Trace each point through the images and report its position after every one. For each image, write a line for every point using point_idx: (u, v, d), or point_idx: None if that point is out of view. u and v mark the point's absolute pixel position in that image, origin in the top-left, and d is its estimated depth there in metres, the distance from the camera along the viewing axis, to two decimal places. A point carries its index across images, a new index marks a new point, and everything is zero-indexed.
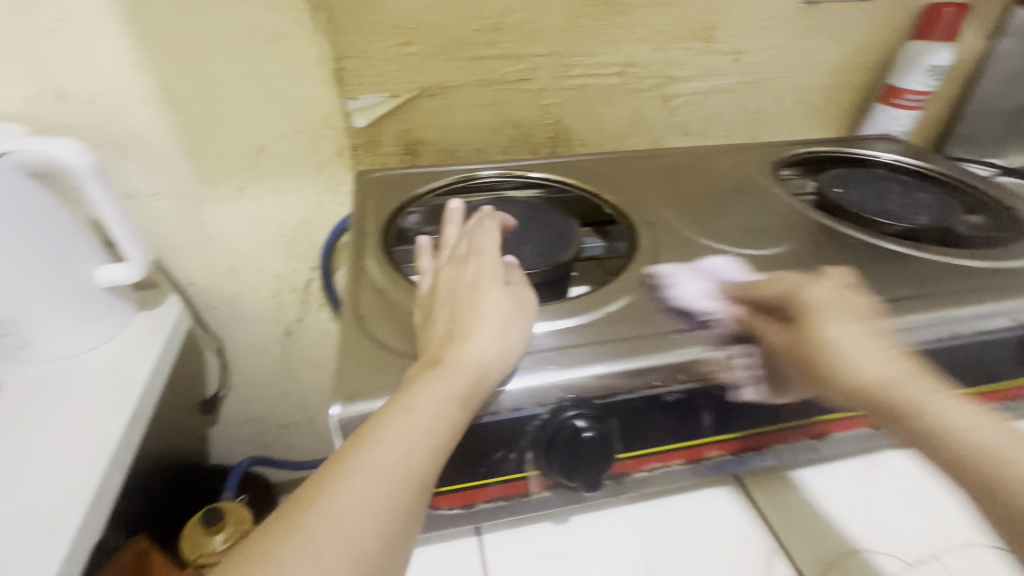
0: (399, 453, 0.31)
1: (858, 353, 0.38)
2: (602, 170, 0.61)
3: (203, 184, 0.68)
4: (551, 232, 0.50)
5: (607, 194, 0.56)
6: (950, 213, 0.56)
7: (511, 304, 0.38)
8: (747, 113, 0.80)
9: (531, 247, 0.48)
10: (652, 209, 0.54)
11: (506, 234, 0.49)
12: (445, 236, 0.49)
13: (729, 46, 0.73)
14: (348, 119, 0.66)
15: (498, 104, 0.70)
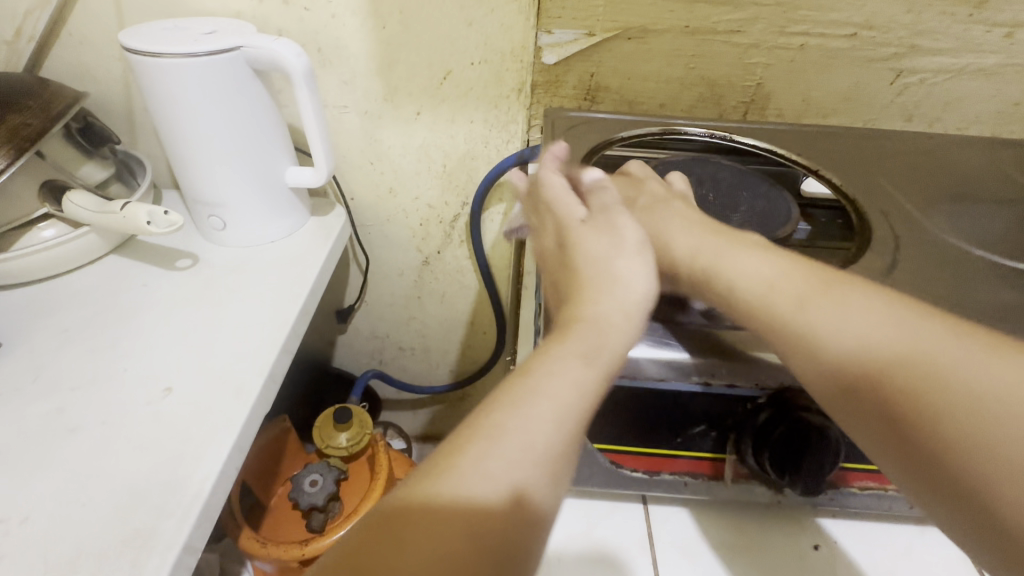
0: (541, 417, 0.31)
1: (820, 313, 0.34)
2: (824, 147, 0.59)
3: (386, 103, 0.70)
4: (763, 204, 0.47)
5: (829, 173, 0.55)
6: None
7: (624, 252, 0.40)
8: (999, 104, 0.66)
9: (740, 216, 0.46)
10: (883, 196, 0.52)
11: (710, 196, 0.48)
12: (647, 183, 0.49)
13: (1005, 17, 0.59)
14: (538, 54, 0.64)
15: (697, 57, 0.64)
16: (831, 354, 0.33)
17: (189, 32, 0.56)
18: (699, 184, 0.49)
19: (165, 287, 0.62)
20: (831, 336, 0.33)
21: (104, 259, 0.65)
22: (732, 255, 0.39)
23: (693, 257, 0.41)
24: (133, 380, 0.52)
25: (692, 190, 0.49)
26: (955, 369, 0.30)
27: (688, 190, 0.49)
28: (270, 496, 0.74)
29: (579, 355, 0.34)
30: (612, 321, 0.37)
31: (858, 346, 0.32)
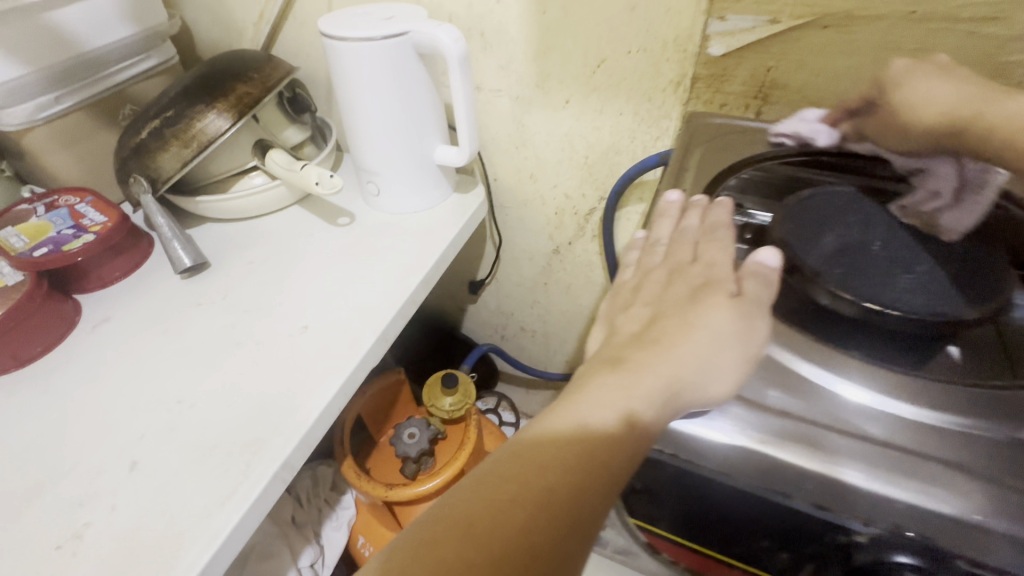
0: (634, 394, 0.36)
1: (1009, 105, 0.45)
2: None
3: (537, 89, 0.70)
4: (945, 271, 0.42)
5: None
6: None
7: (726, 338, 0.39)
8: None
9: (905, 278, 0.41)
10: None
11: (873, 246, 0.44)
12: (789, 222, 0.47)
13: None
14: (704, 44, 0.57)
15: (920, 53, 0.50)
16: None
17: (371, 18, 0.63)
18: (859, 232, 0.45)
19: (325, 238, 0.73)
20: (1020, 120, 0.44)
21: (290, 208, 0.79)
22: (1002, 101, 0.45)
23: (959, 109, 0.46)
24: (284, 314, 0.62)
25: (847, 236, 0.45)
26: None
27: (838, 240, 0.45)
28: (380, 434, 0.84)
29: (670, 365, 0.38)
30: (683, 388, 0.37)
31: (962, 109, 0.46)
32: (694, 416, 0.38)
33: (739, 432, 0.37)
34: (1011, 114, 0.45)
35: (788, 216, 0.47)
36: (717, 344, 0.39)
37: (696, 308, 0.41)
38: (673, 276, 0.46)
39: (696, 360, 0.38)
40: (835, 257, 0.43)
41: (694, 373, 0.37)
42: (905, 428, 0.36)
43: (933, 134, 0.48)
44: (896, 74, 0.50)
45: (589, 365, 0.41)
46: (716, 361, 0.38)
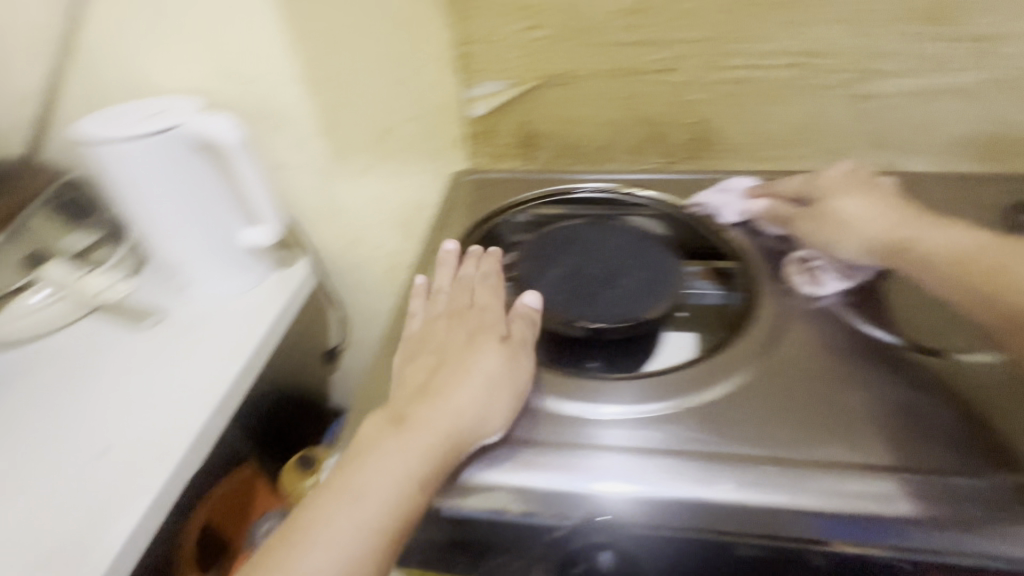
0: (408, 452, 0.38)
1: (857, 212, 0.50)
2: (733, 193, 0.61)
3: (336, 160, 0.73)
4: (641, 277, 0.50)
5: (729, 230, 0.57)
6: None
7: (494, 380, 0.43)
8: (985, 125, 0.58)
9: (610, 293, 0.49)
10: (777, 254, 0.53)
11: (586, 270, 0.51)
12: (528, 262, 0.53)
13: (969, 31, 0.52)
14: (467, 107, 0.64)
15: (632, 98, 0.61)
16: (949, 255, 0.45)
17: (136, 116, 0.61)
18: (578, 258, 0.53)
19: (127, 348, 0.67)
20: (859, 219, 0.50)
21: (81, 321, 0.71)
22: (924, 234, 0.47)
23: (870, 228, 0.49)
24: (79, 442, 0.56)
25: (568, 264, 0.52)
26: (864, 219, 0.49)
27: (563, 270, 0.52)
28: (239, 537, 0.77)
29: (441, 415, 0.40)
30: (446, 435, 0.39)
31: (865, 231, 0.49)
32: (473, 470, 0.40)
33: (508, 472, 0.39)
34: (845, 207, 0.50)
35: (528, 256, 0.53)
36: (489, 385, 0.42)
37: (472, 354, 0.44)
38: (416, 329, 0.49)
39: (473, 406, 0.41)
40: (563, 283, 0.51)
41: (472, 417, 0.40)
42: (653, 432, 0.41)
43: (871, 245, 0.48)
44: (828, 185, 0.53)
45: (373, 424, 0.41)
46: (489, 407, 0.41)
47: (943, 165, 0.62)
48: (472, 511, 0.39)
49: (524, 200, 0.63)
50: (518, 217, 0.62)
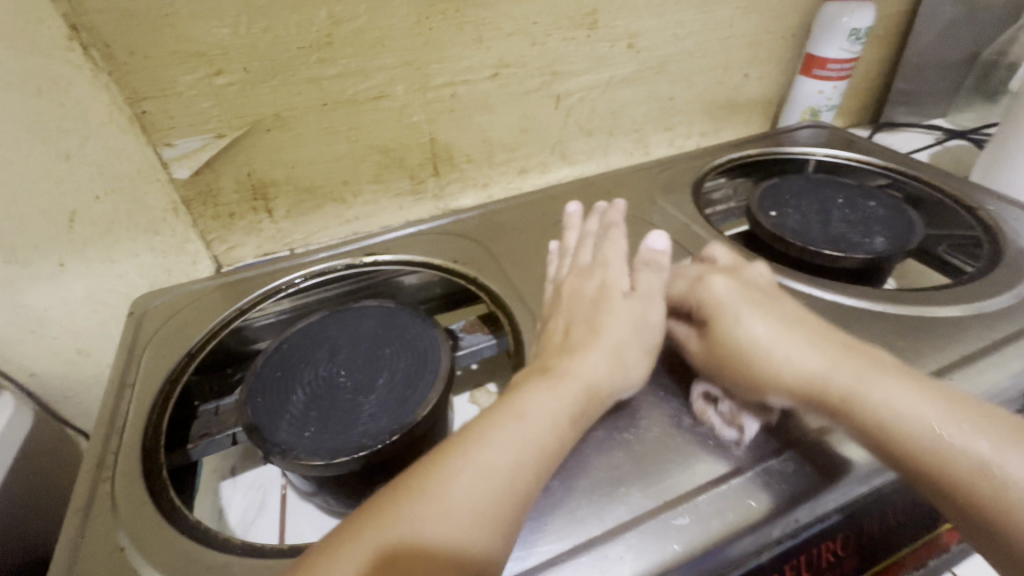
0: None
1: (751, 324, 0.43)
2: (478, 239, 0.59)
3: (9, 265, 0.56)
4: (407, 360, 0.36)
5: (483, 277, 0.54)
6: (909, 224, 0.48)
7: (632, 344, 0.43)
8: (655, 103, 0.71)
9: (375, 399, 0.34)
10: (529, 286, 0.53)
11: (341, 376, 0.35)
12: (249, 403, 0.34)
13: (619, 31, 0.62)
14: (167, 170, 0.55)
15: (355, 129, 0.60)
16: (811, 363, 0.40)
17: None
18: (324, 366, 0.36)
19: None
20: (736, 333, 0.43)
21: None
22: (723, 309, 0.44)
23: (764, 343, 0.42)
24: None
25: (313, 378, 0.35)
26: (778, 342, 0.41)
27: (306, 390, 0.35)
28: None
29: None
30: None
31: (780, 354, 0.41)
32: None
33: None
34: (727, 322, 0.44)
35: (245, 397, 0.34)
36: (624, 345, 0.43)
37: (602, 314, 0.45)
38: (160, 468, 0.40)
39: (615, 362, 0.42)
40: (308, 411, 0.33)
41: (612, 359, 0.42)
42: None
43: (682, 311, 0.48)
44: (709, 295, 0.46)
45: None
46: (629, 356, 0.42)
47: (639, 140, 0.73)
48: None
49: (252, 304, 0.52)
50: (258, 321, 0.53)
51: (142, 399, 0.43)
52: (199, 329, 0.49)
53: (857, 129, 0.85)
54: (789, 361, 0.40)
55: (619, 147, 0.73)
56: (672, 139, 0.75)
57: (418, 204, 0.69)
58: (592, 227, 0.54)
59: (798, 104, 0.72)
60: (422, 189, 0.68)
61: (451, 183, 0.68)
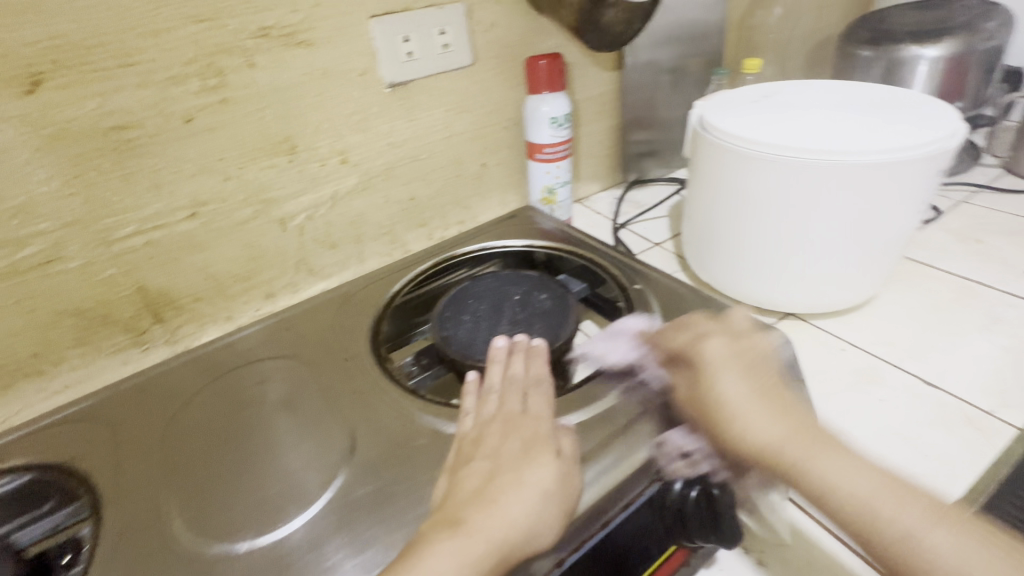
0: None
1: (820, 464, 0.35)
2: (120, 424, 0.47)
3: None
4: None
5: (97, 473, 0.43)
6: (567, 316, 0.47)
7: (552, 497, 0.34)
8: (397, 204, 0.71)
9: None
10: (145, 472, 0.41)
11: None
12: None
13: (324, 150, 0.62)
14: None
15: (26, 301, 0.53)
16: (863, 493, 0.34)
17: None
18: None
19: None
20: (824, 478, 0.35)
21: None
22: (822, 455, 0.36)
23: (778, 449, 0.36)
24: None
25: None
26: (847, 475, 0.34)
27: None
28: None
29: None
30: None
31: (862, 505, 0.33)
32: None
33: None
34: (827, 474, 0.35)
35: None
36: (543, 505, 0.33)
37: (520, 462, 0.35)
38: None
39: (535, 504, 0.33)
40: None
41: (293, 476, 0.39)
42: None
43: (748, 457, 0.37)
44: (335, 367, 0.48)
45: None
46: (539, 519, 0.33)
47: (392, 241, 0.73)
48: None
49: None
50: None
51: None
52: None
53: (613, 189, 0.92)
54: (908, 534, 0.32)
55: (374, 251, 0.73)
56: (429, 233, 0.76)
57: (147, 354, 0.62)
58: (516, 371, 0.43)
59: (534, 187, 0.76)
60: (146, 339, 0.61)
61: (183, 326, 0.63)
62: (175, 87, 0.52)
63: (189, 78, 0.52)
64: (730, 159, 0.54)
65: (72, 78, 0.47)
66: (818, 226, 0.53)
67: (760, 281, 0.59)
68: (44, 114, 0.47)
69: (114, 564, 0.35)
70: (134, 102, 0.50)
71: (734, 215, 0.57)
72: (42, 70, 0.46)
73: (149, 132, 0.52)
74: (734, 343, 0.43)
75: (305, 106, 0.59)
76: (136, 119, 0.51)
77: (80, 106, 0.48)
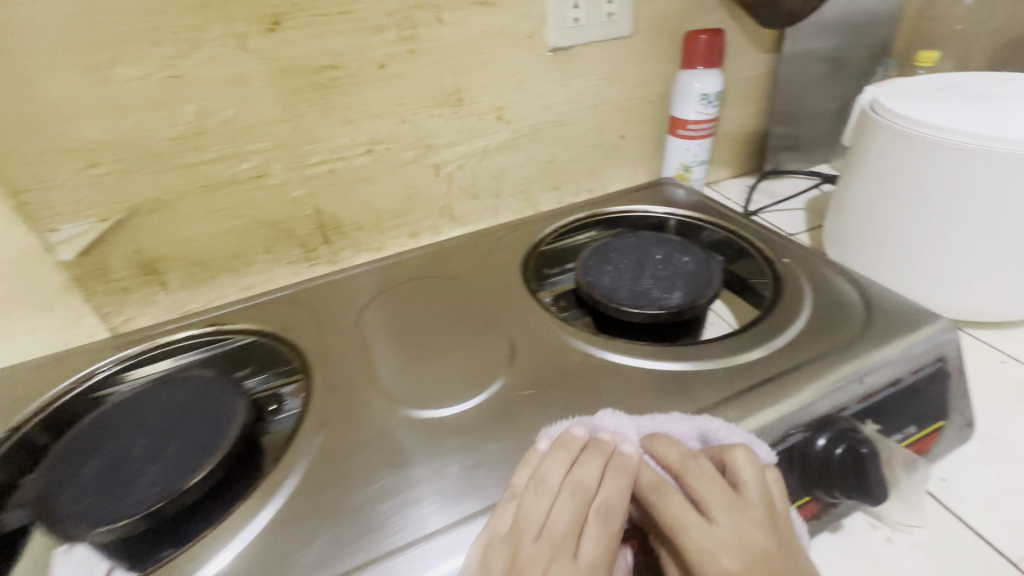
0: None
1: None
2: (311, 305, 0.56)
3: None
4: (202, 431, 0.38)
5: (303, 341, 0.51)
6: (709, 279, 0.49)
7: None
8: (537, 165, 0.75)
9: (156, 471, 0.35)
10: (336, 348, 0.49)
11: (134, 449, 0.37)
12: (45, 474, 0.37)
13: (484, 105, 0.68)
14: (53, 254, 0.59)
15: (237, 206, 0.64)
16: None
17: None
18: (127, 438, 0.38)
19: None
20: None
21: None
22: None
23: None
24: None
25: (110, 450, 0.37)
26: None
27: (103, 460, 0.37)
28: None
29: None
30: None
31: None
32: None
33: None
34: None
35: (46, 465, 0.37)
36: None
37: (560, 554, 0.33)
38: None
39: None
40: (92, 485, 0.35)
41: (457, 372, 0.45)
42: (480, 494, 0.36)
43: None
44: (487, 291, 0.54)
45: None
46: None
47: (526, 199, 0.78)
48: None
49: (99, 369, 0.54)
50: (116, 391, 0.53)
51: None
52: (28, 404, 0.50)
53: (746, 177, 0.90)
54: None
55: (509, 207, 0.78)
56: (560, 196, 0.79)
57: (313, 269, 0.72)
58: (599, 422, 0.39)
59: (670, 163, 0.77)
60: (315, 256, 0.71)
61: (343, 249, 0.72)
62: (377, 35, 0.59)
63: (390, 28, 0.59)
64: (904, 145, 0.52)
65: (303, 21, 0.56)
66: (996, 224, 0.49)
67: (917, 284, 0.56)
68: (278, 49, 0.56)
69: (320, 410, 0.43)
70: (345, 45, 0.58)
71: (907, 211, 0.53)
72: (284, 11, 0.55)
73: (351, 73, 0.60)
74: (733, 504, 0.33)
75: (477, 62, 0.64)
76: (343, 60, 0.59)
77: (305, 45, 0.57)
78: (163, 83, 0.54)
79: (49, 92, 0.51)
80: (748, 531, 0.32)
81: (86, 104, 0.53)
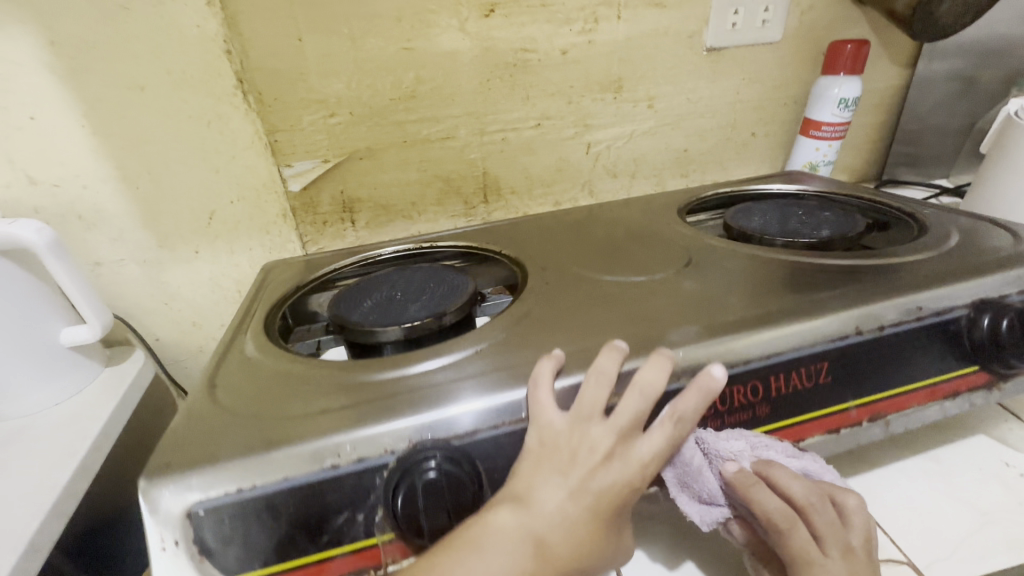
0: (543, 417, 0.38)
1: None
2: (509, 235, 0.70)
3: (161, 248, 0.73)
4: (443, 288, 0.53)
5: (508, 251, 0.66)
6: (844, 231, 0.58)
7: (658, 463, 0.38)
8: (673, 153, 0.83)
9: (418, 304, 0.51)
10: (533, 255, 0.63)
11: (397, 295, 0.53)
12: (338, 303, 0.53)
13: (640, 93, 0.77)
14: (285, 184, 0.73)
15: (425, 161, 0.76)
16: None
17: None
18: (392, 290, 0.54)
19: None
20: None
21: None
22: None
23: None
24: None
25: (380, 295, 0.53)
26: None
27: (378, 298, 0.53)
28: None
29: (545, 367, 0.40)
30: (545, 395, 0.39)
31: None
32: (176, 479, 0.35)
33: (218, 439, 0.38)
34: None
35: (342, 300, 0.53)
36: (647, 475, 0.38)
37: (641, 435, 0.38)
38: (231, 350, 0.50)
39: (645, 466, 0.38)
40: (372, 309, 0.51)
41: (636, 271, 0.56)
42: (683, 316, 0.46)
43: None
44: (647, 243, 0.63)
45: (189, 428, 0.39)
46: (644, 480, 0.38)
47: (658, 183, 0.86)
48: (220, 497, 0.35)
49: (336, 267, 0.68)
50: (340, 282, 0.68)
51: (261, 311, 0.58)
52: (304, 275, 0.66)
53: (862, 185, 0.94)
54: None
55: (642, 188, 0.86)
56: (689, 183, 0.87)
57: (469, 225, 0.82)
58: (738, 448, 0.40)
59: (797, 160, 0.84)
60: (473, 213, 0.82)
61: (497, 210, 0.83)
62: (565, 26, 0.70)
63: (577, 21, 0.70)
64: None
65: (511, 10, 0.68)
66: None
67: None
68: (487, 32, 0.68)
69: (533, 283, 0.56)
70: (539, 33, 0.70)
71: None
72: (499, 1, 0.67)
73: (538, 56, 0.71)
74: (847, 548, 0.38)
75: (642, 56, 0.74)
76: (534, 45, 0.70)
77: (508, 30, 0.69)
78: (397, 53, 0.68)
79: (315, 53, 0.66)
80: (859, 571, 0.37)
81: (341, 65, 0.67)
